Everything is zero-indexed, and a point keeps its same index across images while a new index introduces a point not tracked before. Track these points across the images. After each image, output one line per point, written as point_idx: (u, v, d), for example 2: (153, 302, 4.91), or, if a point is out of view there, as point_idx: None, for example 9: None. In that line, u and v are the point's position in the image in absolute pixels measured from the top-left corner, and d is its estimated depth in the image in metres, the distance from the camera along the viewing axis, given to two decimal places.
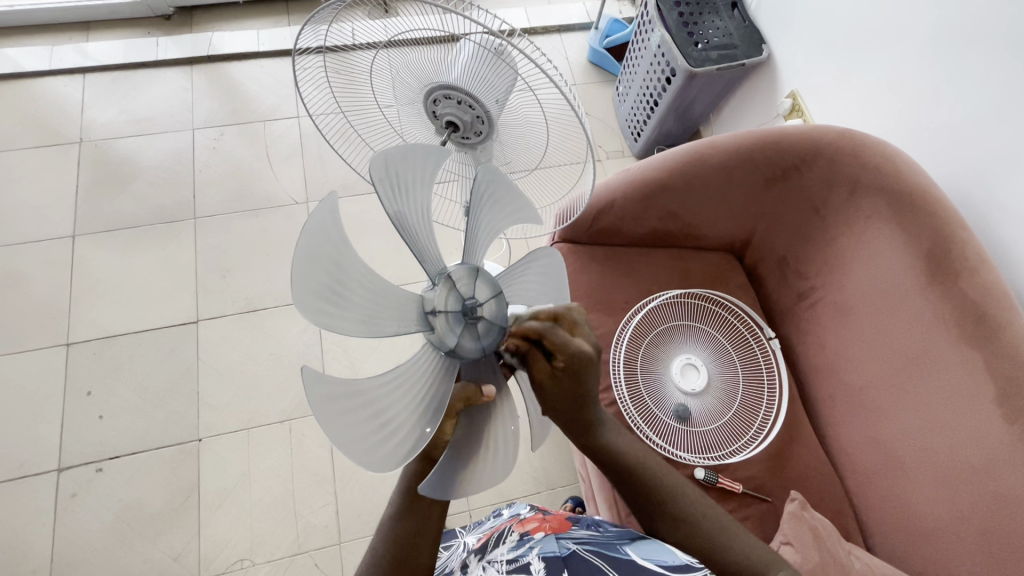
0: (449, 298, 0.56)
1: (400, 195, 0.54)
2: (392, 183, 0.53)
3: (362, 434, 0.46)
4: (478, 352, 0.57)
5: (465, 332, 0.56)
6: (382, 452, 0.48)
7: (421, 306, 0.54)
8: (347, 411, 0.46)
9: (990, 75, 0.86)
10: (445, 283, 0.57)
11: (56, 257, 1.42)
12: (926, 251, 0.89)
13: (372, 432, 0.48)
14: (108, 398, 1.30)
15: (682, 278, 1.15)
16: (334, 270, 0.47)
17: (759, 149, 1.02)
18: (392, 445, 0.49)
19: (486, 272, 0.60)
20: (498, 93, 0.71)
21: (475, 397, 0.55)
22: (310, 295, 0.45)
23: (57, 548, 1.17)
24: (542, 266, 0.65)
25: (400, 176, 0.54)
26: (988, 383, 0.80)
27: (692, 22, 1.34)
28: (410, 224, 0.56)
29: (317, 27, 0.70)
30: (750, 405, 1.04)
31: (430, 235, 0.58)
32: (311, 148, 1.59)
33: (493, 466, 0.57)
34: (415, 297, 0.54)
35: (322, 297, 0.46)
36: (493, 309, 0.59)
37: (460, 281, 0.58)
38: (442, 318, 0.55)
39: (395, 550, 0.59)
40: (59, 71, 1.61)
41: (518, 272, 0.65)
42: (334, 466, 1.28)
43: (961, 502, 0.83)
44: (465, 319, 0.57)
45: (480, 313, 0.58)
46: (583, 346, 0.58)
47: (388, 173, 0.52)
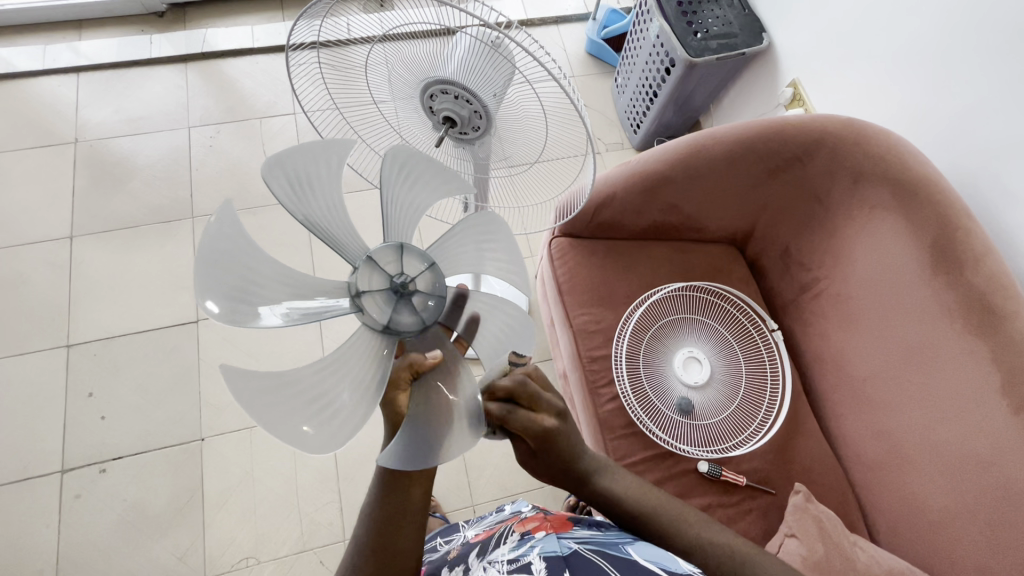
0: (375, 277, 0.56)
1: (304, 196, 0.55)
2: (292, 183, 0.54)
3: (300, 417, 0.46)
4: (419, 324, 0.57)
5: (401, 310, 0.56)
6: (326, 432, 0.47)
7: (349, 293, 0.55)
8: (280, 399, 0.45)
9: (995, 62, 0.85)
10: (369, 264, 0.56)
11: (54, 258, 1.41)
12: (930, 240, 0.88)
13: (312, 418, 0.47)
14: (109, 399, 1.30)
15: (683, 270, 1.14)
16: (238, 271, 0.48)
17: (761, 140, 1.01)
18: (335, 422, 0.48)
19: (412, 246, 0.59)
20: (496, 86, 0.70)
21: (419, 365, 0.54)
22: (216, 297, 0.45)
23: (63, 548, 1.17)
24: (476, 226, 0.65)
25: (298, 174, 0.54)
26: (993, 372, 0.80)
27: (692, 11, 1.32)
28: (323, 220, 0.56)
29: (311, 21, 0.69)
30: (753, 398, 1.03)
31: (347, 227, 0.58)
32: (308, 145, 1.58)
33: (461, 428, 0.53)
34: (339, 284, 0.55)
35: (232, 299, 0.47)
36: (428, 281, 0.59)
37: (387, 262, 0.58)
38: (370, 299, 0.55)
39: (380, 538, 0.59)
40: (52, 71, 1.59)
41: (456, 238, 0.64)
42: (337, 463, 1.28)
43: (966, 492, 0.82)
44: (397, 298, 0.56)
45: (413, 287, 0.57)
46: (546, 423, 0.61)
47: (285, 172, 0.53)
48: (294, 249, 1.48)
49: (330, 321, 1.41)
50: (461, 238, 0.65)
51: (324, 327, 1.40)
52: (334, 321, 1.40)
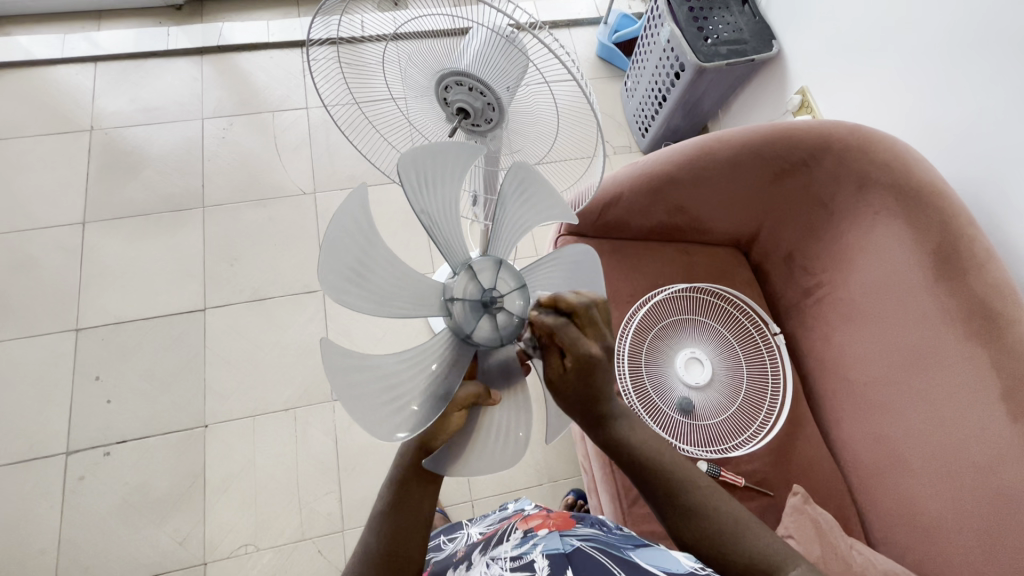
0: (486, 274, 0.58)
1: (426, 191, 0.56)
2: (419, 178, 0.55)
3: (346, 266, 0.49)
4: (495, 341, 0.56)
5: (481, 323, 0.56)
6: (343, 291, 0.49)
7: (442, 295, 0.57)
8: (350, 242, 0.49)
9: (1002, 75, 0.86)
10: (494, 264, 0.58)
11: (66, 243, 1.43)
12: (934, 247, 0.88)
13: (347, 277, 0.50)
14: (115, 383, 1.31)
15: (687, 273, 1.15)
16: (432, 173, 0.56)
17: (768, 143, 1.02)
18: (352, 294, 0.50)
19: (510, 264, 0.59)
20: (509, 80, 0.71)
21: (481, 399, 0.56)
22: (411, 170, 0.53)
23: (65, 529, 1.18)
24: (570, 263, 0.65)
25: (430, 175, 0.56)
26: (994, 378, 0.80)
27: (702, 17, 1.33)
28: (435, 218, 0.58)
29: (328, 17, 0.71)
30: (754, 400, 1.04)
31: (454, 226, 0.60)
32: (319, 139, 1.60)
33: (485, 457, 0.58)
34: (436, 286, 0.57)
35: (415, 181, 0.54)
36: (506, 322, 0.57)
37: (484, 272, 0.58)
38: (466, 278, 0.57)
39: (389, 544, 0.60)
40: (70, 59, 1.62)
41: (546, 266, 0.65)
42: (338, 454, 1.28)
43: (965, 498, 0.83)
44: (484, 309, 0.56)
45: (501, 304, 0.57)
46: (593, 347, 0.57)
47: (419, 171, 0.54)
48: (301, 241, 1.49)
49: (335, 313, 1.42)
50: (550, 270, 0.65)
51: (329, 319, 1.41)
52: (339, 314, 1.42)
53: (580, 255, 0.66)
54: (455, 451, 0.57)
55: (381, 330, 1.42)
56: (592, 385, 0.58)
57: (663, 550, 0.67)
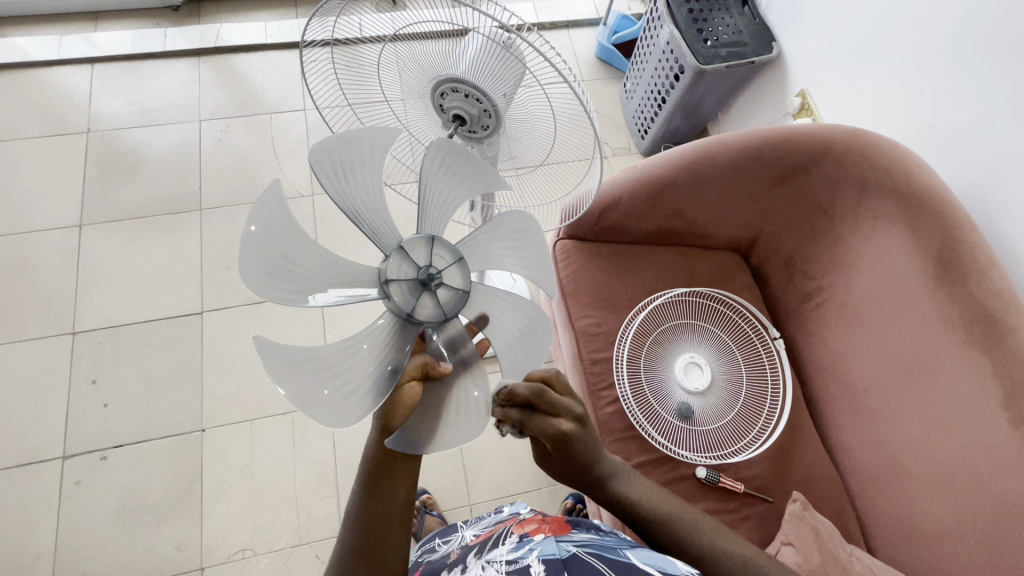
0: (421, 253, 0.59)
1: (346, 180, 0.57)
2: (336, 168, 0.56)
3: (268, 256, 0.50)
4: (439, 316, 0.58)
5: (423, 299, 0.57)
6: (271, 283, 0.50)
7: (379, 277, 0.57)
8: (270, 232, 0.50)
9: (1003, 80, 0.85)
10: (426, 243, 0.60)
11: (63, 246, 1.42)
12: (934, 253, 0.88)
13: (272, 269, 0.50)
14: (113, 387, 1.30)
15: (687, 277, 1.15)
16: (349, 160, 0.57)
17: (767, 147, 1.01)
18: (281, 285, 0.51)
19: (443, 239, 0.61)
20: (507, 86, 0.70)
21: (430, 368, 0.56)
22: (324, 161, 0.55)
23: (62, 534, 1.18)
24: (514, 226, 0.65)
25: (346, 164, 0.57)
26: (994, 385, 0.80)
27: (702, 19, 1.32)
28: (361, 211, 0.58)
29: (325, 18, 0.71)
30: (753, 405, 1.03)
31: (382, 215, 0.60)
32: (318, 141, 1.59)
33: (455, 427, 0.55)
34: (370, 270, 0.57)
35: (333, 172, 0.55)
36: (449, 298, 0.59)
37: (417, 251, 0.59)
38: (401, 261, 0.58)
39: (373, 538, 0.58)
40: (67, 61, 1.61)
41: (490, 234, 0.65)
42: (336, 458, 1.28)
43: (963, 506, 0.82)
44: (424, 287, 0.58)
45: (440, 280, 0.59)
46: (563, 426, 0.61)
47: (331, 161, 0.55)
48: None
49: (333, 316, 1.41)
50: (492, 238, 0.65)
51: (326, 322, 1.41)
52: (337, 316, 1.41)
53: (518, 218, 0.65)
54: (417, 427, 0.55)
55: None
56: (574, 452, 0.64)
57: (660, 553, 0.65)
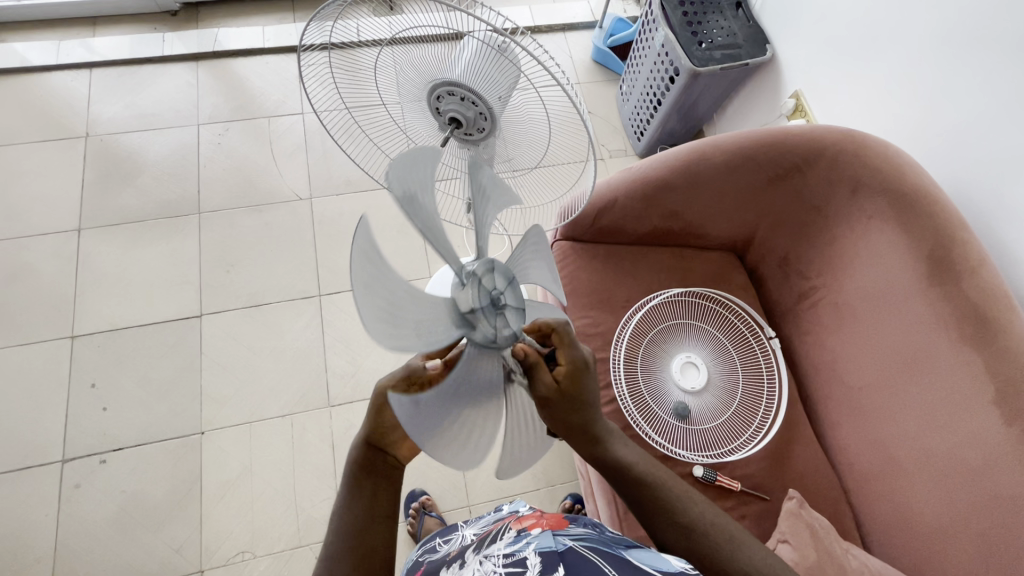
0: (501, 283, 0.61)
1: (485, 201, 0.63)
2: (484, 190, 0.62)
3: (410, 177, 0.52)
4: (513, 338, 0.60)
5: (494, 322, 0.58)
6: (402, 194, 0.50)
7: (458, 311, 0.55)
8: (417, 165, 0.53)
9: (993, 80, 0.86)
10: (510, 283, 0.63)
11: (62, 250, 1.43)
12: (927, 251, 0.89)
13: (408, 186, 0.51)
14: (112, 390, 1.31)
15: (683, 277, 1.15)
16: (492, 191, 0.64)
17: (762, 148, 1.02)
18: (406, 200, 0.51)
19: (500, 262, 0.61)
20: (502, 89, 0.71)
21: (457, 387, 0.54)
22: (479, 177, 0.62)
23: (62, 537, 1.18)
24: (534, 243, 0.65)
25: (490, 190, 0.63)
26: (988, 382, 0.81)
27: (696, 22, 1.34)
28: (482, 227, 0.62)
29: (322, 22, 0.71)
30: (750, 404, 1.04)
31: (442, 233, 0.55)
32: (315, 144, 1.60)
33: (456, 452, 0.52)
34: (449, 303, 0.55)
35: (479, 185, 0.62)
36: (505, 333, 0.59)
37: (501, 280, 0.61)
38: (485, 276, 0.60)
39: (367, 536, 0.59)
40: (65, 66, 1.62)
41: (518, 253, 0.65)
42: (335, 460, 1.28)
43: (958, 502, 0.83)
44: (494, 309, 0.59)
45: (507, 314, 0.60)
46: (577, 355, 0.62)
47: (483, 180, 0.62)
48: (297, 245, 1.49)
49: (331, 319, 1.42)
50: (521, 252, 0.66)
51: (325, 325, 1.42)
52: (336, 319, 1.42)
53: (537, 237, 0.64)
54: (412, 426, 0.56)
55: None
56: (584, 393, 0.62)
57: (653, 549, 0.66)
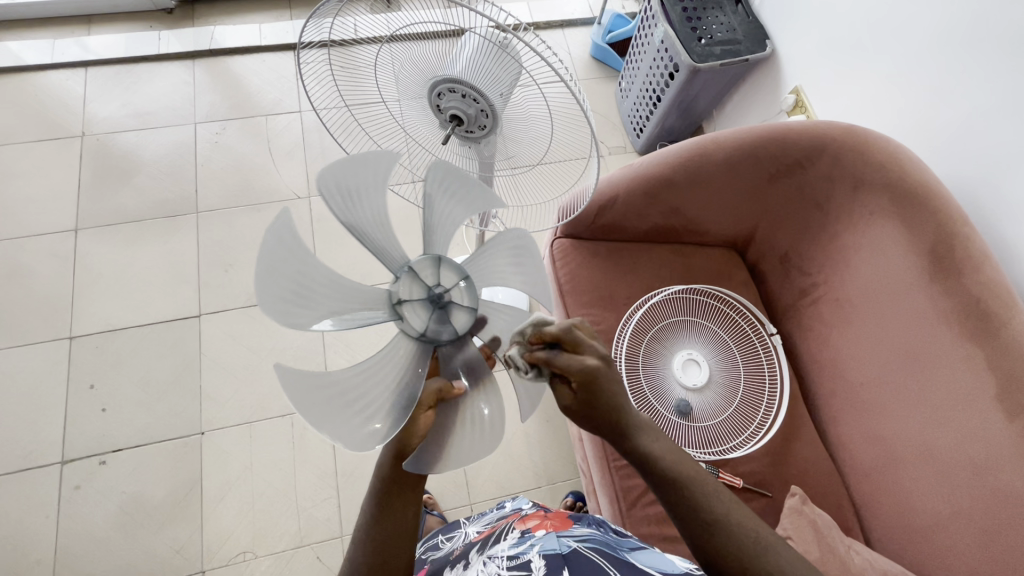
0: (447, 277, 0.58)
1: (443, 201, 0.60)
2: (445, 191, 0.60)
3: (349, 177, 0.53)
4: (453, 336, 0.57)
5: (433, 321, 0.56)
6: (334, 195, 0.52)
7: (388, 301, 0.55)
8: (360, 168, 0.53)
9: (995, 74, 0.86)
10: (459, 278, 0.58)
11: (58, 251, 1.42)
12: (929, 247, 0.88)
13: (342, 188, 0.53)
14: (111, 391, 1.30)
15: (684, 274, 1.15)
16: (456, 193, 0.61)
17: (762, 144, 1.02)
18: (340, 203, 0.53)
19: (448, 257, 0.58)
20: (503, 86, 0.71)
21: (445, 392, 0.56)
22: (440, 174, 0.59)
23: (62, 539, 1.17)
24: (510, 245, 0.61)
25: (453, 190, 0.60)
26: (990, 378, 0.80)
27: (696, 17, 1.33)
28: (436, 225, 0.60)
29: (321, 21, 0.71)
30: (751, 400, 1.04)
31: (387, 232, 0.57)
32: (314, 143, 1.59)
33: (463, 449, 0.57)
34: (380, 292, 0.55)
35: (439, 185, 0.59)
36: (439, 330, 0.56)
37: (446, 273, 0.58)
38: (428, 272, 0.57)
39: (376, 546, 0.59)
40: (60, 65, 1.60)
41: (486, 253, 0.61)
42: (336, 459, 1.28)
43: (961, 497, 0.83)
44: (432, 306, 0.56)
45: (448, 312, 0.57)
46: (589, 360, 0.58)
47: (444, 180, 0.59)
48: None
49: None
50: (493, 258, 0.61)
51: None
52: None
53: (519, 240, 0.62)
54: (431, 448, 0.57)
55: (378, 333, 1.42)
56: (604, 396, 0.59)
57: (658, 553, 0.66)
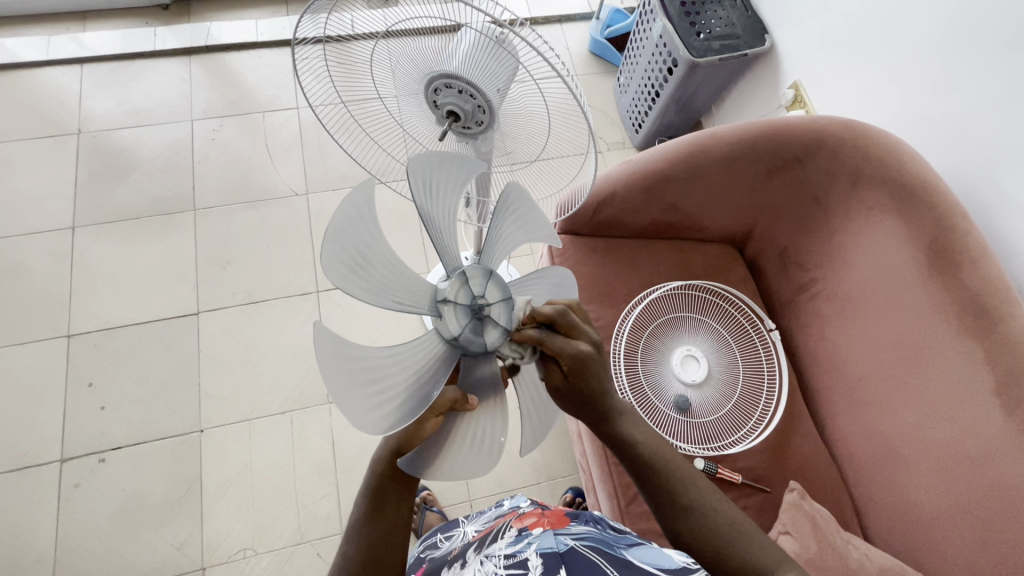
0: (494, 294, 0.57)
1: (505, 221, 0.63)
2: (510, 213, 0.63)
3: (434, 169, 0.55)
4: (484, 348, 0.55)
5: (471, 327, 0.55)
6: (420, 181, 0.54)
7: (432, 297, 0.55)
8: (445, 166, 0.56)
9: (994, 67, 0.85)
10: (506, 299, 0.57)
11: (56, 248, 1.41)
12: (928, 242, 0.88)
13: (426, 178, 0.55)
14: (110, 389, 1.30)
15: (683, 270, 1.15)
16: (518, 216, 0.63)
17: (761, 139, 1.02)
18: (421, 189, 0.55)
19: (500, 275, 0.58)
20: (500, 82, 0.71)
21: (459, 404, 0.55)
22: (513, 196, 0.62)
23: (62, 537, 1.18)
24: (555, 283, 0.65)
25: (515, 213, 0.63)
26: (989, 373, 0.80)
27: (695, 12, 1.32)
28: (496, 241, 0.63)
29: (316, 16, 0.69)
30: (750, 396, 1.04)
31: (452, 232, 0.58)
32: (311, 139, 1.59)
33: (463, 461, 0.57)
34: (427, 287, 0.55)
35: (508, 204, 0.63)
36: (473, 339, 0.55)
37: (496, 291, 0.57)
38: (476, 282, 0.56)
39: (374, 545, 0.59)
40: (56, 62, 1.60)
41: (532, 282, 0.65)
42: (335, 457, 1.28)
43: (960, 492, 0.83)
44: (473, 315, 0.55)
45: (488, 324, 0.56)
46: (583, 347, 0.57)
47: (515, 203, 0.63)
48: (294, 241, 1.48)
49: (330, 315, 1.41)
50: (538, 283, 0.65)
51: (323, 322, 1.41)
52: (334, 315, 1.41)
53: (562, 276, 0.66)
54: (430, 451, 0.56)
55: (377, 331, 1.42)
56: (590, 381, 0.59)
57: (656, 551, 0.66)
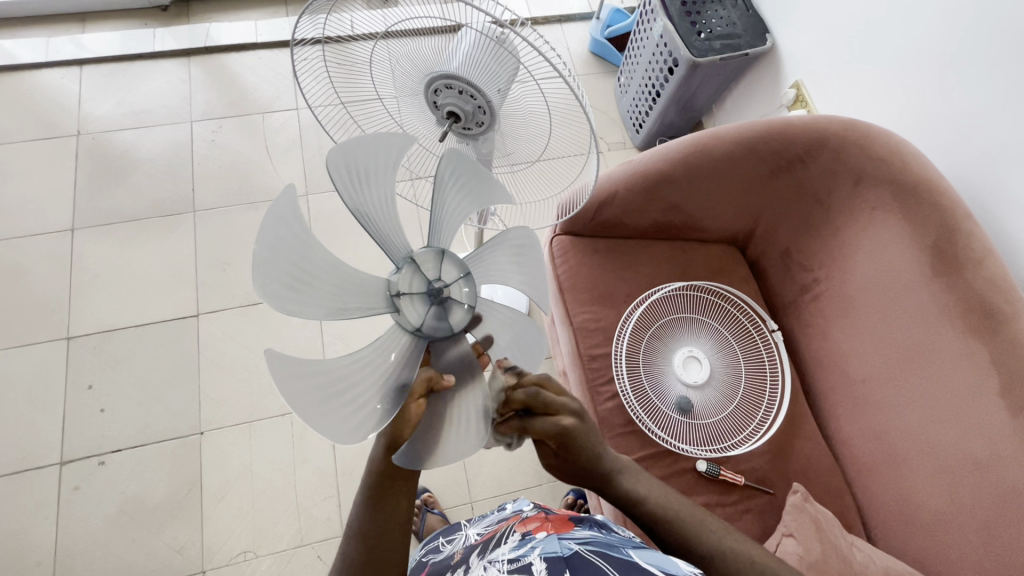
0: (448, 273, 0.59)
1: (450, 191, 0.62)
2: (454, 181, 0.62)
3: (363, 159, 0.54)
4: (449, 331, 0.56)
5: (432, 314, 0.56)
6: (344, 179, 0.53)
7: (387, 292, 0.55)
8: (375, 153, 0.55)
9: (997, 66, 0.85)
10: (460, 275, 0.59)
11: (56, 250, 1.41)
12: (931, 243, 0.88)
13: (355, 170, 0.54)
14: (109, 391, 1.30)
15: (684, 271, 1.14)
16: (462, 183, 0.62)
17: (763, 140, 1.01)
18: (348, 187, 0.53)
19: (452, 253, 0.59)
20: (501, 82, 0.70)
21: (435, 382, 0.54)
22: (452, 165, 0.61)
23: (62, 540, 1.17)
24: (515, 246, 0.63)
25: (461, 182, 0.62)
26: (993, 374, 0.80)
27: (695, 11, 1.32)
28: (445, 214, 0.62)
29: (315, 16, 0.69)
30: (753, 397, 1.03)
31: (394, 223, 0.58)
32: (311, 140, 1.58)
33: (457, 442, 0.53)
34: (380, 282, 0.55)
35: (450, 173, 0.61)
36: (437, 324, 0.56)
37: (449, 270, 0.59)
38: (430, 267, 0.58)
39: (372, 541, 0.59)
40: (55, 63, 1.59)
41: (489, 252, 0.63)
42: (336, 459, 1.28)
43: (964, 495, 0.83)
44: (431, 299, 0.57)
45: (449, 305, 0.57)
46: (562, 425, 0.62)
47: (456, 170, 0.61)
48: None
49: (330, 316, 1.40)
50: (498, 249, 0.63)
51: (324, 323, 1.40)
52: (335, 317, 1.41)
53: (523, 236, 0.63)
54: (420, 445, 0.53)
55: (377, 332, 1.41)
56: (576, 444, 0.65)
57: (662, 555, 0.65)
